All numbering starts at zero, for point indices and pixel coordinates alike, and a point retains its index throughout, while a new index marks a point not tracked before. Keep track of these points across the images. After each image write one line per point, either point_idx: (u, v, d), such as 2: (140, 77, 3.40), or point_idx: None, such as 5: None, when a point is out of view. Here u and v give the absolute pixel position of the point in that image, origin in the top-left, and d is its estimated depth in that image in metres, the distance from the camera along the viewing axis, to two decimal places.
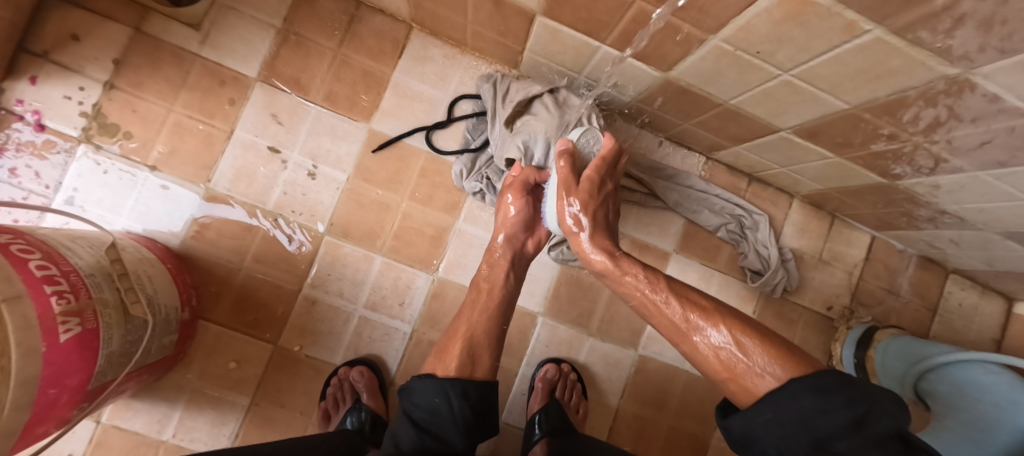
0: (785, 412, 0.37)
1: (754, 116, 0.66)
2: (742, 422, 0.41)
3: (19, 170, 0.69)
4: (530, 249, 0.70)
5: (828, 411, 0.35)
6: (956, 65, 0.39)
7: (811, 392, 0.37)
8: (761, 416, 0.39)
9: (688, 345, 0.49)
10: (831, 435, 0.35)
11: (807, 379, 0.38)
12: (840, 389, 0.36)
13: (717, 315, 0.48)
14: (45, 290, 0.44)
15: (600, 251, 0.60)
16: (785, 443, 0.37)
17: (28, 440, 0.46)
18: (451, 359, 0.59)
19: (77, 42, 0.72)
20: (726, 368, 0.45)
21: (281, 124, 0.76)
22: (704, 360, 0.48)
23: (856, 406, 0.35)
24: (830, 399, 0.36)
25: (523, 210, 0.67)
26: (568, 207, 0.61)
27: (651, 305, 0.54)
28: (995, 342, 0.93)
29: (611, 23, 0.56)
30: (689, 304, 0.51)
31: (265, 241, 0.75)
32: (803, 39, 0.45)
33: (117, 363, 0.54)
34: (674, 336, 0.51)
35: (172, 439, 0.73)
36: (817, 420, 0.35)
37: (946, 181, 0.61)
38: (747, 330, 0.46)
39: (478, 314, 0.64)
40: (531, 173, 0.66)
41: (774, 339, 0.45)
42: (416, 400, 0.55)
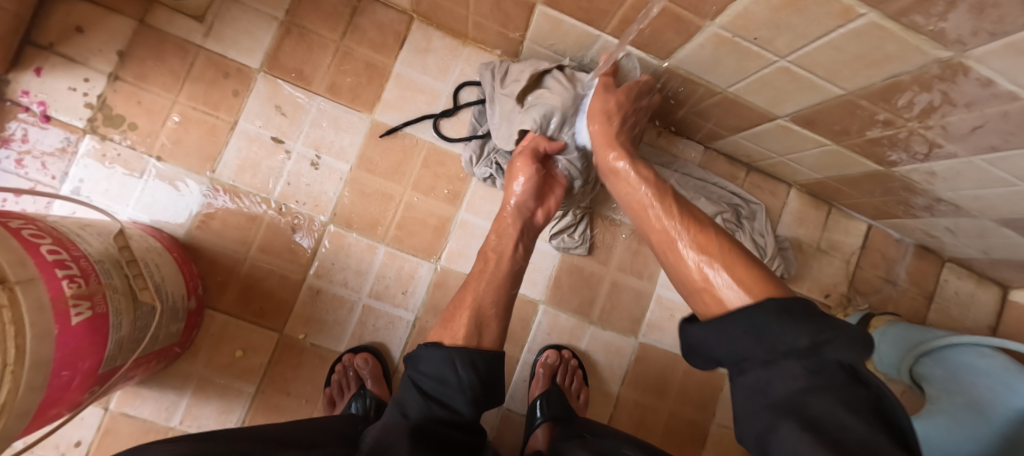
0: (743, 323, 0.37)
1: (752, 105, 0.66)
2: (703, 329, 0.41)
3: (26, 161, 0.70)
4: (540, 220, 0.69)
5: (786, 330, 0.35)
6: (949, 49, 0.40)
7: (775, 311, 0.36)
8: (722, 323, 0.39)
9: (674, 255, 0.50)
10: (782, 354, 0.34)
11: (777, 300, 0.37)
12: (803, 315, 0.35)
13: (687, 217, 0.52)
14: (57, 273, 0.45)
15: (618, 151, 0.63)
16: (737, 351, 0.38)
17: (41, 421, 0.47)
18: (459, 328, 0.56)
19: (81, 34, 0.72)
20: (691, 283, 0.47)
21: (284, 116, 0.77)
22: (688, 277, 0.48)
23: (822, 333, 0.34)
24: (792, 318, 0.35)
25: (533, 179, 0.66)
26: (594, 122, 0.66)
27: (645, 212, 0.57)
28: (990, 329, 0.94)
29: (611, 11, 0.57)
30: (689, 222, 0.51)
31: (270, 231, 0.76)
32: (800, 25, 0.46)
33: (127, 349, 0.55)
34: (663, 247, 0.52)
35: (180, 426, 0.74)
36: (773, 333, 0.35)
37: (941, 168, 0.62)
38: (735, 252, 0.46)
39: (483, 284, 0.62)
40: (539, 141, 0.67)
41: (757, 265, 0.44)
42: (423, 368, 0.53)
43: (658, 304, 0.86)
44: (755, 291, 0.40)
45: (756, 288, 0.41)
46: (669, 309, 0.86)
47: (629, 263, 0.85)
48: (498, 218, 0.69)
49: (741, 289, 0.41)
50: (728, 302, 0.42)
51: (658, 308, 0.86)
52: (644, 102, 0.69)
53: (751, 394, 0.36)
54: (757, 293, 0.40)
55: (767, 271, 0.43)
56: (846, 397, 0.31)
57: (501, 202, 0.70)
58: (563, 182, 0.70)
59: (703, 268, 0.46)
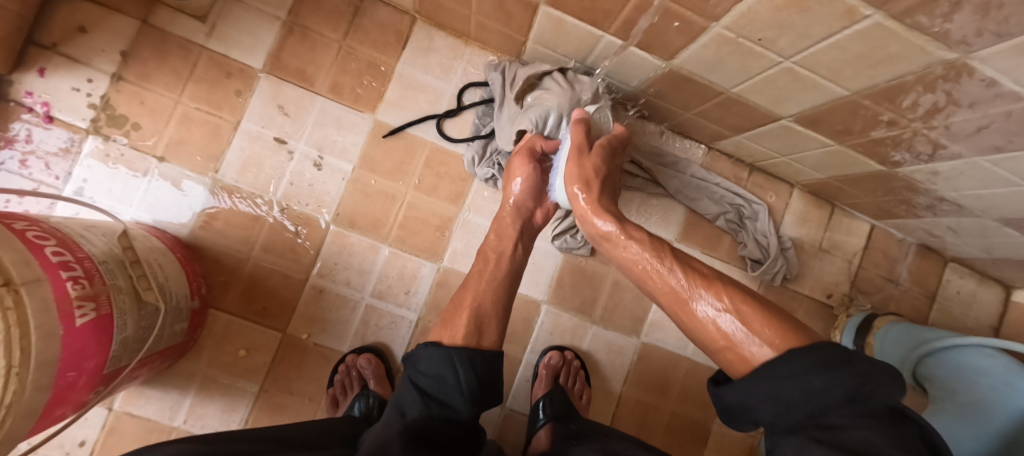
0: (785, 369, 0.34)
1: (755, 105, 0.66)
2: (740, 390, 0.36)
3: (29, 162, 0.70)
4: (538, 220, 0.70)
5: (815, 375, 0.32)
6: (954, 49, 0.40)
7: (813, 367, 0.32)
8: (762, 377, 0.35)
9: (688, 315, 0.46)
10: (823, 405, 0.31)
11: (807, 349, 0.34)
12: (839, 362, 0.32)
13: (733, 294, 0.43)
14: (61, 275, 0.45)
15: (607, 214, 0.58)
16: (777, 411, 0.33)
17: (47, 422, 0.48)
18: (458, 328, 0.57)
19: (84, 34, 0.72)
20: (714, 342, 0.43)
21: (286, 116, 0.77)
22: (705, 334, 0.44)
23: (860, 371, 0.31)
24: (837, 366, 0.31)
25: (531, 179, 0.67)
26: (573, 186, 0.61)
27: (655, 275, 0.50)
28: (992, 328, 0.94)
29: (613, 11, 0.56)
30: (693, 275, 0.47)
31: (274, 231, 0.76)
32: (803, 26, 0.45)
33: (131, 349, 0.55)
34: (671, 304, 0.48)
35: (184, 426, 0.74)
36: (812, 382, 0.32)
37: (945, 168, 0.62)
38: (760, 308, 0.41)
39: (484, 284, 0.63)
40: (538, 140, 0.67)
41: (784, 322, 0.39)
42: (421, 369, 0.53)
43: None
44: (778, 341, 0.37)
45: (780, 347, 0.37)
46: None
47: None
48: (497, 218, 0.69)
49: (768, 341, 0.37)
50: (755, 360, 0.38)
51: (660, 307, 0.86)
52: (619, 158, 0.67)
53: (793, 446, 0.32)
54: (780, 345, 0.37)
55: (784, 315, 0.40)
56: (898, 439, 0.29)
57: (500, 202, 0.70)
58: None
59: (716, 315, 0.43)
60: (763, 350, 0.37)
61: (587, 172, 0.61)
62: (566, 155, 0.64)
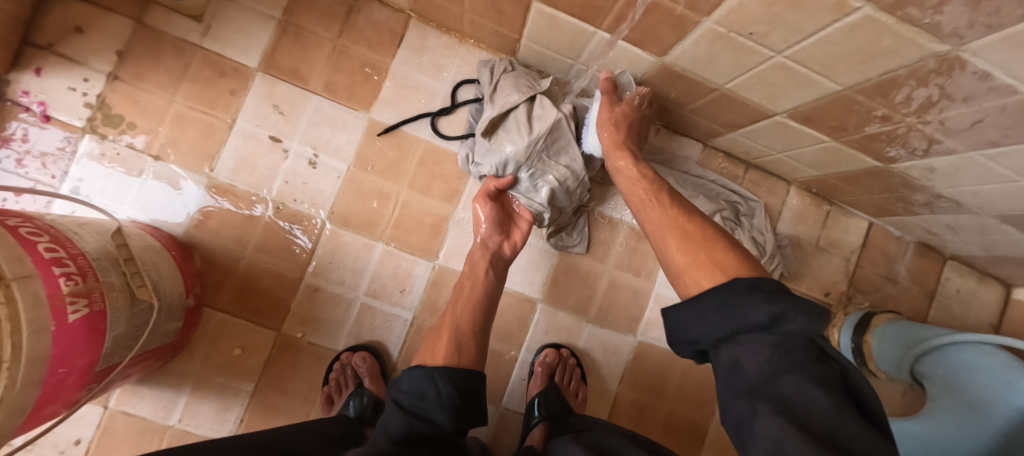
0: (714, 297, 0.40)
1: (749, 101, 0.66)
2: (677, 312, 0.43)
3: (25, 161, 0.70)
4: (507, 251, 0.73)
5: (752, 305, 0.37)
6: (945, 42, 0.40)
7: (744, 296, 0.38)
8: (697, 304, 0.41)
9: (660, 243, 0.51)
10: (745, 329, 0.37)
11: (748, 279, 0.40)
12: (772, 293, 0.38)
13: (688, 219, 0.51)
14: (54, 271, 0.45)
15: (625, 155, 0.64)
16: (707, 331, 0.40)
17: (38, 419, 0.48)
18: (438, 349, 0.58)
19: (80, 35, 0.73)
20: (676, 269, 0.48)
21: (281, 115, 0.77)
22: (672, 260, 0.48)
23: (782, 305, 0.36)
24: (757, 296, 0.38)
25: (491, 217, 0.71)
26: (601, 134, 0.67)
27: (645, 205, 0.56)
28: (992, 327, 0.94)
29: (605, 8, 0.56)
30: (677, 224, 0.50)
31: (268, 230, 0.77)
32: (794, 20, 0.45)
33: (123, 347, 0.55)
34: (655, 235, 0.52)
35: (179, 425, 0.74)
36: (740, 312, 0.38)
37: (940, 164, 0.62)
38: (726, 241, 0.47)
39: (461, 308, 0.64)
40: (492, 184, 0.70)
41: (743, 252, 0.45)
42: (403, 387, 0.54)
43: (656, 302, 0.86)
44: (733, 268, 0.43)
45: (728, 271, 0.43)
46: (668, 307, 0.86)
47: (627, 262, 0.85)
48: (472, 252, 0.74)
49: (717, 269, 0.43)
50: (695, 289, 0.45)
51: (656, 306, 0.86)
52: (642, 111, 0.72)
53: (728, 375, 0.37)
54: (733, 273, 0.42)
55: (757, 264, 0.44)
56: (814, 374, 0.34)
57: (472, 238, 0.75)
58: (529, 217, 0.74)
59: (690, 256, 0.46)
60: (709, 281, 0.43)
61: (620, 119, 0.68)
62: (597, 110, 0.70)
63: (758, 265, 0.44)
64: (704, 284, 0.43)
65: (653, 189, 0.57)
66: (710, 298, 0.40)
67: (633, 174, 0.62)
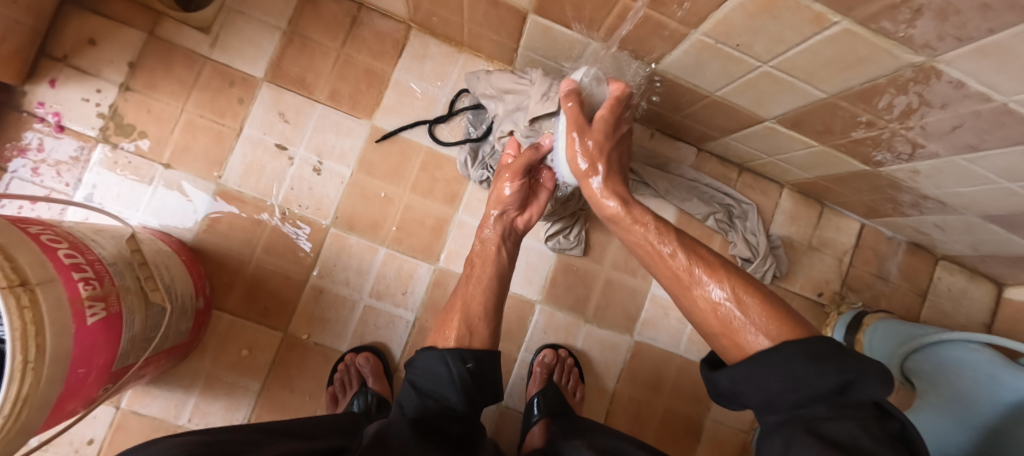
0: (772, 366, 0.37)
1: (739, 107, 0.68)
2: (730, 378, 0.41)
3: (41, 169, 0.73)
4: (522, 225, 0.71)
5: (817, 373, 0.35)
6: (919, 53, 0.42)
7: (803, 360, 0.36)
8: (753, 366, 0.39)
9: (691, 299, 0.48)
10: (810, 390, 0.35)
11: (801, 343, 0.37)
12: (838, 356, 0.35)
13: (720, 269, 0.47)
14: (74, 276, 0.47)
15: (613, 196, 0.58)
16: (768, 398, 0.37)
17: (58, 416, 0.50)
18: (450, 331, 0.59)
19: (94, 47, 0.75)
20: (714, 326, 0.45)
21: (287, 122, 0.80)
22: (701, 315, 0.47)
23: (848, 374, 0.34)
24: (822, 361, 0.35)
25: (519, 192, 0.66)
26: (582, 139, 0.58)
27: (657, 255, 0.53)
28: (984, 325, 0.95)
29: (599, 20, 0.58)
30: (696, 257, 0.50)
31: (275, 233, 0.79)
32: (777, 32, 0.47)
33: (138, 347, 0.58)
34: (677, 289, 0.50)
35: (188, 424, 0.76)
36: (803, 378, 0.35)
37: (924, 167, 0.64)
38: (760, 298, 0.43)
39: (473, 287, 0.64)
40: (534, 157, 0.64)
41: (781, 308, 0.43)
42: (419, 369, 0.56)
43: (653, 302, 0.88)
44: (777, 330, 0.40)
45: (782, 333, 0.40)
46: (664, 306, 0.88)
47: (624, 263, 0.87)
48: (483, 223, 0.71)
49: (764, 332, 0.41)
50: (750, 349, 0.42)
51: (652, 305, 0.88)
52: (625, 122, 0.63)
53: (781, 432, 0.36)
54: (778, 334, 0.40)
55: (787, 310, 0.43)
56: (872, 429, 0.32)
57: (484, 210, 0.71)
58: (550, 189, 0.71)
59: (721, 301, 0.45)
60: (762, 340, 0.40)
61: (598, 136, 0.59)
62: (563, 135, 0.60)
63: (798, 319, 0.42)
64: (755, 348, 0.41)
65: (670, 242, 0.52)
66: (751, 363, 0.39)
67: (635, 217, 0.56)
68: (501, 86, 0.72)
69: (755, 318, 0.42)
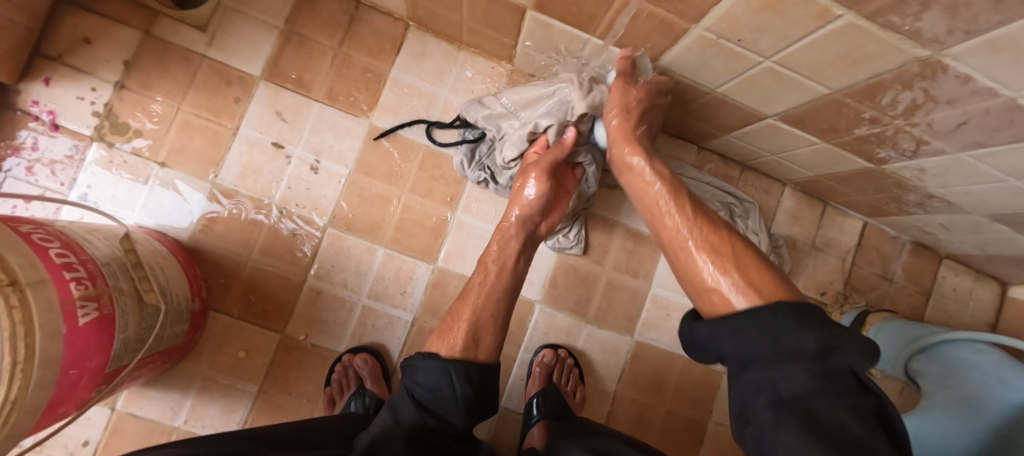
0: (756, 319, 0.38)
1: (741, 105, 0.67)
2: (710, 325, 0.42)
3: (36, 169, 0.72)
4: (543, 231, 0.71)
5: (801, 333, 0.35)
6: (927, 47, 0.41)
7: (791, 322, 0.36)
8: (736, 323, 0.39)
9: (685, 254, 0.50)
10: (793, 353, 0.35)
11: (792, 304, 0.37)
12: (817, 322, 0.36)
13: (717, 229, 0.50)
14: (65, 276, 0.47)
15: (637, 150, 0.62)
16: (747, 352, 0.37)
17: (50, 419, 0.49)
18: (455, 340, 0.58)
19: (89, 45, 0.75)
20: (699, 285, 0.47)
21: (284, 121, 0.79)
22: (690, 272, 0.49)
23: (833, 338, 0.34)
24: (808, 324, 0.35)
25: (544, 195, 0.65)
26: (612, 116, 0.64)
27: (657, 209, 0.57)
28: (990, 326, 0.94)
29: (599, 16, 0.58)
30: (701, 219, 0.52)
31: (272, 234, 0.78)
32: (780, 27, 0.47)
33: (132, 349, 0.57)
34: (672, 246, 0.53)
35: (185, 426, 0.75)
36: (784, 338, 0.36)
37: (930, 165, 0.63)
38: (761, 268, 0.44)
39: (484, 298, 0.62)
40: (559, 154, 0.66)
41: (776, 273, 0.44)
42: (418, 379, 0.54)
43: (654, 302, 0.87)
44: (767, 291, 0.41)
45: (767, 298, 0.40)
46: (665, 307, 0.87)
47: (625, 263, 0.86)
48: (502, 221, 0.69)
49: (750, 293, 0.42)
50: (726, 303, 0.43)
51: (654, 306, 0.87)
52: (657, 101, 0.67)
53: (757, 392, 0.36)
54: (766, 296, 0.41)
55: (784, 284, 0.43)
56: (852, 403, 0.32)
57: (505, 210, 0.69)
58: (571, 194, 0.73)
59: (714, 276, 0.45)
60: (739, 297, 0.42)
61: (630, 101, 0.63)
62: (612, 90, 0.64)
63: (795, 292, 0.42)
64: (735, 308, 0.42)
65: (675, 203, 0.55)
66: (741, 315, 0.39)
67: (646, 178, 0.60)
68: (519, 101, 0.71)
69: (745, 275, 0.44)
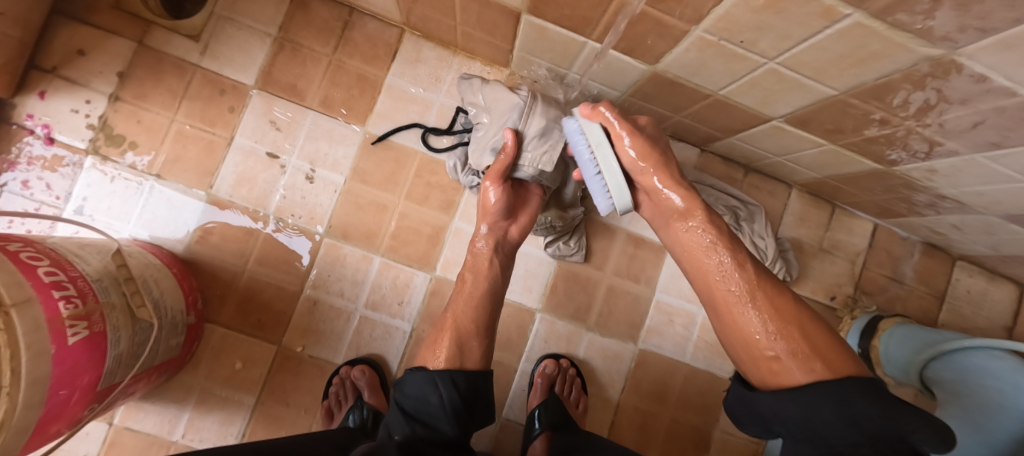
0: (826, 392, 0.37)
1: (744, 107, 0.66)
2: (773, 397, 0.41)
3: (31, 183, 0.72)
4: (513, 235, 0.68)
5: (880, 420, 0.35)
6: (938, 46, 0.39)
7: (873, 413, 0.35)
8: (801, 392, 0.39)
9: (731, 316, 0.49)
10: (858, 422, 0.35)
11: (861, 377, 0.38)
12: (891, 398, 0.36)
13: (768, 288, 0.48)
14: (53, 295, 0.46)
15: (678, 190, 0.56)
16: (810, 419, 0.37)
17: (41, 439, 0.49)
18: (441, 349, 0.59)
19: (83, 57, 0.74)
20: (751, 351, 0.46)
21: (279, 130, 0.78)
22: (742, 338, 0.47)
23: (904, 415, 0.35)
24: (882, 401, 0.35)
25: (503, 200, 0.63)
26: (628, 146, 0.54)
27: (707, 264, 0.52)
28: (1005, 328, 0.92)
29: (595, 19, 0.56)
30: (750, 276, 0.49)
31: (267, 244, 0.77)
32: (783, 27, 0.45)
33: (126, 365, 0.56)
34: (721, 307, 0.50)
35: (182, 439, 0.75)
36: (864, 424, 0.35)
37: (942, 166, 0.60)
38: (797, 316, 0.45)
39: (462, 304, 0.63)
40: (506, 162, 0.61)
41: (826, 334, 0.44)
42: (407, 391, 0.55)
43: (657, 309, 0.85)
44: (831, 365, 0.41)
45: (838, 370, 0.40)
46: (669, 313, 0.85)
47: (626, 269, 0.85)
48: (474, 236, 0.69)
49: (816, 362, 0.41)
50: (783, 377, 0.42)
51: (657, 312, 0.85)
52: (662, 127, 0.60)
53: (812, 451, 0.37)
54: (837, 367, 0.40)
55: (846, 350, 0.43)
56: None
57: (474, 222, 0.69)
58: (539, 192, 0.68)
59: (765, 338, 0.45)
60: (804, 374, 0.41)
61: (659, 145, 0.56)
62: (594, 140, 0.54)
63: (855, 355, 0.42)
64: (796, 378, 0.41)
65: (730, 261, 0.51)
66: (814, 390, 0.38)
67: (698, 234, 0.54)
68: (492, 96, 0.66)
69: (784, 331, 0.44)
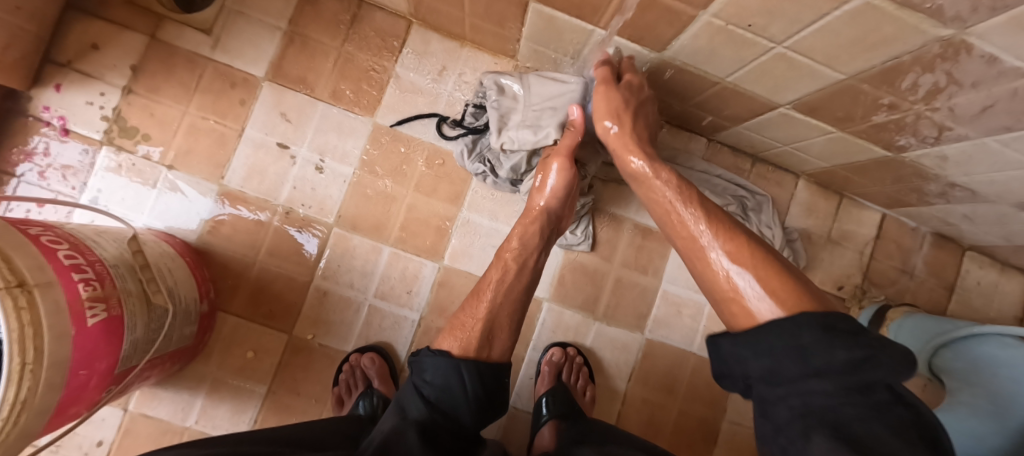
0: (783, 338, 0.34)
1: (752, 94, 0.66)
2: (734, 344, 0.38)
3: (48, 173, 0.73)
4: (564, 225, 0.69)
5: (830, 347, 0.31)
6: (949, 26, 0.39)
7: (816, 335, 0.32)
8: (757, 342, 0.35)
9: (702, 261, 0.47)
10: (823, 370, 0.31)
11: (818, 315, 0.34)
12: (853, 333, 0.32)
13: (740, 238, 0.46)
14: (74, 278, 0.47)
15: (637, 152, 0.59)
16: (773, 369, 0.34)
17: (62, 420, 0.50)
18: (470, 335, 0.57)
19: (97, 51, 0.76)
20: (722, 291, 0.44)
21: (289, 122, 0.79)
22: (715, 286, 0.45)
23: (869, 353, 0.31)
24: (838, 338, 0.32)
25: (567, 181, 0.64)
26: (605, 120, 0.60)
27: (676, 218, 0.52)
28: (1016, 320, 0.91)
29: (603, 7, 0.56)
30: (719, 228, 0.47)
31: (278, 235, 0.78)
32: (792, 10, 0.45)
33: (142, 349, 0.57)
34: (689, 250, 0.49)
35: (195, 426, 0.76)
36: (815, 353, 0.32)
37: (952, 152, 0.60)
38: (769, 261, 0.42)
39: (500, 298, 0.60)
40: (575, 137, 0.63)
41: (798, 281, 0.40)
42: (428, 377, 0.53)
43: (664, 299, 0.85)
44: (790, 303, 0.37)
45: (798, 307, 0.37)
46: (676, 304, 0.85)
47: (634, 260, 0.85)
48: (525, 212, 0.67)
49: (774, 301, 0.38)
50: (758, 317, 0.39)
51: (664, 303, 0.85)
52: (646, 93, 0.64)
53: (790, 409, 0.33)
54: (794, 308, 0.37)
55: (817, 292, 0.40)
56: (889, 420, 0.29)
57: (527, 201, 0.67)
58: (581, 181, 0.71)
59: (730, 271, 0.43)
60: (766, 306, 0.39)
61: (619, 104, 0.60)
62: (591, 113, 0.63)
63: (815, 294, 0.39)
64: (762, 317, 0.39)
65: (695, 213, 0.50)
66: (765, 331, 0.35)
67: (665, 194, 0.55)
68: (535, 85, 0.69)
69: (756, 263, 0.42)
